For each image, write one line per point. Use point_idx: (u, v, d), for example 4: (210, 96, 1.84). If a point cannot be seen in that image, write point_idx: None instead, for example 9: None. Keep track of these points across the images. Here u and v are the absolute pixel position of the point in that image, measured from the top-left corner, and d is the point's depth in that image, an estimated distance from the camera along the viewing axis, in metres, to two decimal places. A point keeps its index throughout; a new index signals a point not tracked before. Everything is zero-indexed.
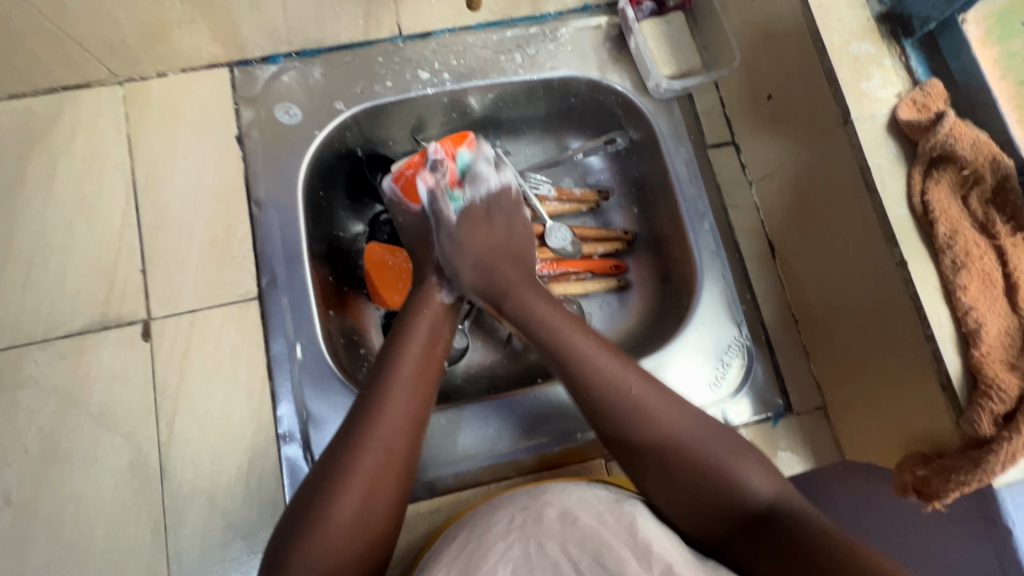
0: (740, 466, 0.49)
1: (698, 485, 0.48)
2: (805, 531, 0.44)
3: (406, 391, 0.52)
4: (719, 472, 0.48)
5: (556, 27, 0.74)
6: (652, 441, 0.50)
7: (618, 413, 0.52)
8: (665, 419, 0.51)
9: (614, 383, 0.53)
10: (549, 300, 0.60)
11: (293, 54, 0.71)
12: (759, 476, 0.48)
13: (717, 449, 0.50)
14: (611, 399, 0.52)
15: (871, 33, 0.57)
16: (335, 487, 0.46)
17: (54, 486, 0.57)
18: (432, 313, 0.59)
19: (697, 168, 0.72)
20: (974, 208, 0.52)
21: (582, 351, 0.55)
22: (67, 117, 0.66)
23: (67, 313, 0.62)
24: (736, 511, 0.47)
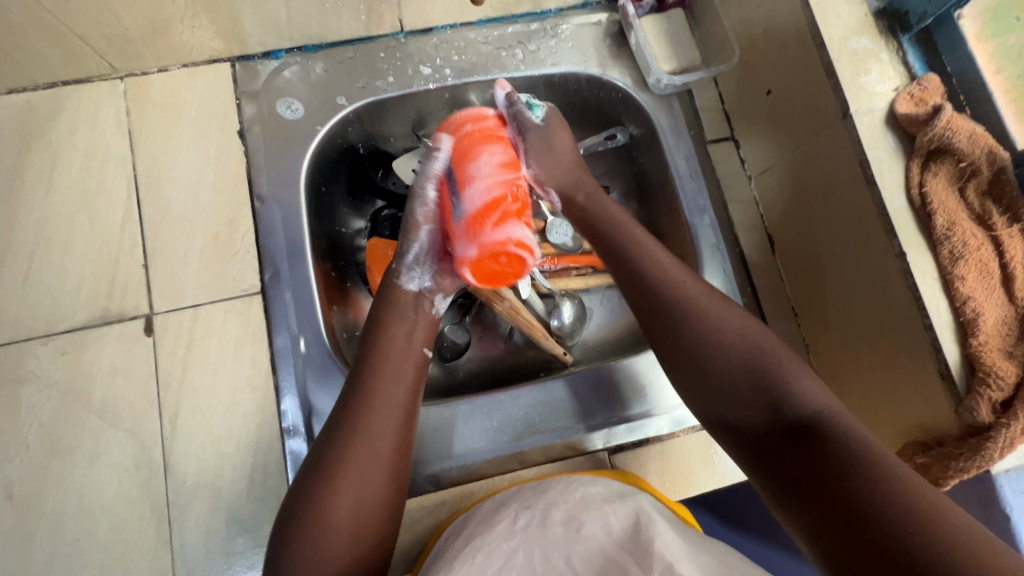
0: (791, 373, 0.47)
1: (742, 378, 0.49)
2: (850, 446, 0.41)
3: (394, 376, 0.53)
4: (772, 377, 0.48)
5: (557, 23, 0.74)
6: (701, 339, 0.52)
7: (671, 308, 0.54)
8: (717, 327, 0.52)
9: (673, 285, 0.55)
10: (625, 218, 0.62)
11: (294, 49, 0.71)
12: (810, 388, 0.46)
13: (772, 359, 0.49)
14: (668, 293, 0.55)
15: (869, 28, 0.58)
16: (325, 482, 0.46)
17: (57, 482, 0.57)
18: (405, 295, 0.59)
19: (697, 163, 0.73)
20: (971, 200, 0.53)
21: (648, 256, 0.58)
22: (67, 112, 0.66)
23: (69, 308, 0.61)
24: (777, 409, 0.46)
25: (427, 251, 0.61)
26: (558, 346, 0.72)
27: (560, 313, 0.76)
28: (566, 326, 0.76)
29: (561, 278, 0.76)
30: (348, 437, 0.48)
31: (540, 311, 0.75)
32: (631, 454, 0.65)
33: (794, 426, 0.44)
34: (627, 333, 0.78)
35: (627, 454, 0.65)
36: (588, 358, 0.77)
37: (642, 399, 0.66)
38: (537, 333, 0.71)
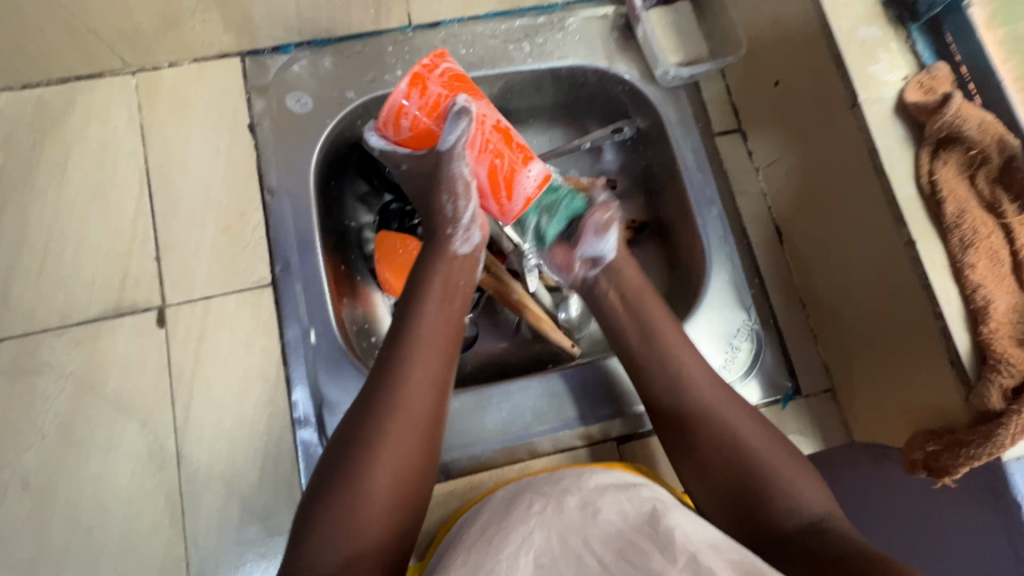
0: (794, 479, 0.50)
1: (749, 501, 0.50)
2: (849, 539, 0.45)
3: (428, 351, 0.53)
4: (777, 485, 0.49)
5: (564, 16, 0.75)
6: (719, 445, 0.52)
7: (689, 415, 0.55)
8: (743, 430, 0.53)
9: (688, 380, 0.56)
10: (659, 305, 0.62)
11: (303, 43, 0.71)
12: (814, 494, 0.49)
13: (776, 464, 0.51)
14: (681, 403, 0.56)
15: (878, 17, 0.58)
16: (363, 445, 0.48)
17: (72, 471, 0.58)
18: (455, 258, 0.60)
19: (704, 155, 0.73)
20: (981, 186, 0.52)
21: (665, 351, 0.58)
22: (80, 106, 0.67)
23: (83, 300, 0.62)
24: (782, 521, 0.48)
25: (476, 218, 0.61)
26: (565, 339, 0.73)
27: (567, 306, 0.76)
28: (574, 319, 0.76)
29: None
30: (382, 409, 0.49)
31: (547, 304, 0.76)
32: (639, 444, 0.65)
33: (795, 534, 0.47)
34: None
35: (636, 444, 0.65)
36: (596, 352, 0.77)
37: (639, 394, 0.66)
38: (545, 325, 0.72)
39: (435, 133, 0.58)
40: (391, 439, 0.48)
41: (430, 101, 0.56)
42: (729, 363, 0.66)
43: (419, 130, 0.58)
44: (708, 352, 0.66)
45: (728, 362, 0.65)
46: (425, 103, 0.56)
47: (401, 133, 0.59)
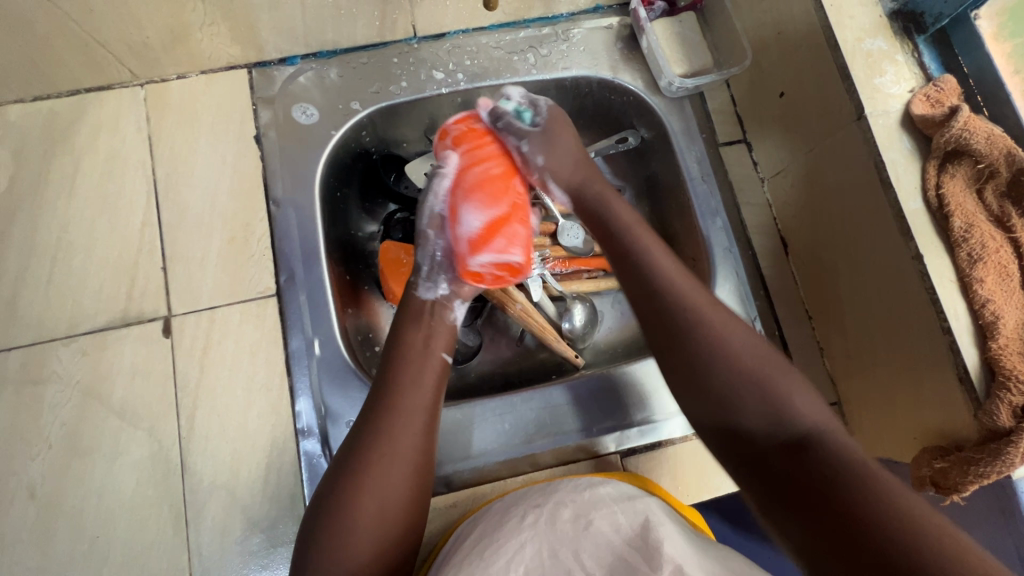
0: (790, 391, 0.46)
1: (736, 392, 0.47)
2: (842, 461, 0.40)
3: (417, 391, 0.53)
4: (766, 397, 0.46)
5: (568, 28, 0.75)
6: (703, 344, 0.49)
7: (668, 296, 0.52)
8: (721, 334, 0.49)
9: (670, 288, 0.53)
10: (635, 222, 0.59)
11: (309, 55, 0.72)
12: (807, 404, 0.45)
13: (767, 373, 0.47)
14: (666, 293, 0.53)
15: (884, 29, 0.57)
16: (350, 484, 0.47)
17: (77, 480, 0.58)
18: (421, 301, 0.60)
19: (709, 166, 0.72)
20: (990, 201, 0.52)
21: (648, 256, 0.56)
22: (89, 118, 0.67)
23: (90, 310, 0.63)
24: (772, 431, 0.44)
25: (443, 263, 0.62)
26: (569, 349, 0.73)
27: (571, 316, 0.76)
28: (577, 329, 0.76)
29: (571, 280, 0.78)
30: (362, 461, 0.48)
31: (551, 315, 0.75)
32: (643, 457, 0.65)
33: (789, 445, 0.43)
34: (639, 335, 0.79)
35: (640, 458, 0.65)
36: (600, 362, 0.77)
37: (647, 405, 0.66)
38: (549, 336, 0.72)
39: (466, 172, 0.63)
40: (375, 489, 0.47)
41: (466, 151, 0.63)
42: None
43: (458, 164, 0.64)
44: None
45: None
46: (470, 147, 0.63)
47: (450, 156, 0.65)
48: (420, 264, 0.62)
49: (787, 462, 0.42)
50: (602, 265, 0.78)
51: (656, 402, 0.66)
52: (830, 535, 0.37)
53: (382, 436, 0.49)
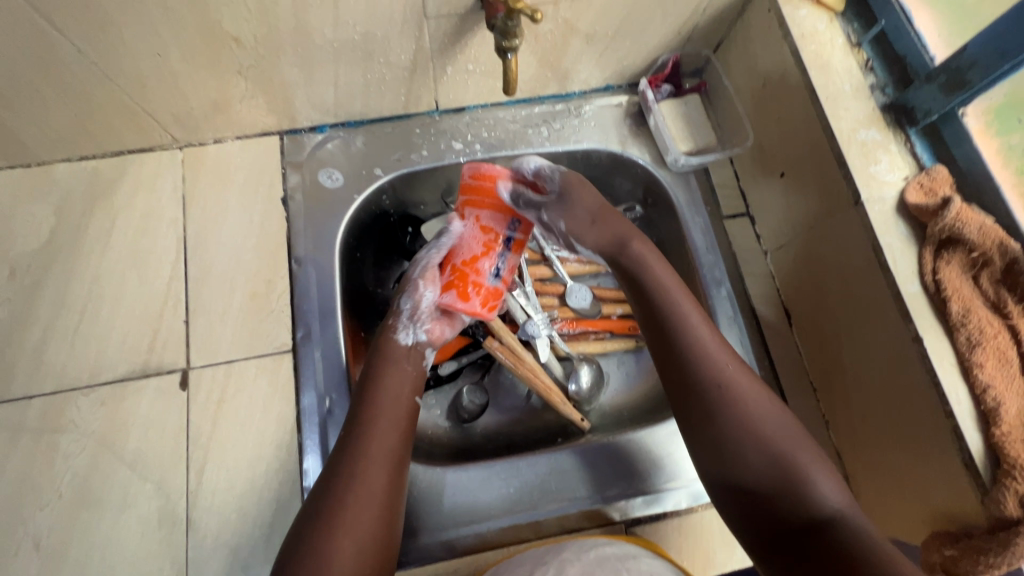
0: (815, 474, 0.50)
1: (766, 480, 0.51)
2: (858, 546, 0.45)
3: (388, 428, 0.55)
4: (793, 478, 0.50)
5: (581, 104, 0.80)
6: (732, 419, 0.53)
7: (700, 384, 0.55)
8: (751, 411, 0.53)
9: (706, 357, 0.56)
10: (672, 280, 0.61)
11: (338, 124, 0.77)
12: (831, 487, 0.49)
13: (795, 449, 0.51)
14: (706, 372, 0.55)
15: (876, 121, 0.61)
16: (326, 519, 0.48)
17: (84, 533, 0.59)
18: (399, 347, 0.62)
19: (714, 237, 0.75)
20: (985, 287, 0.54)
21: (695, 336, 0.57)
22: (130, 177, 0.72)
23: (112, 361, 0.65)
24: (794, 515, 0.49)
25: (422, 312, 0.63)
26: (575, 412, 0.73)
27: (577, 376, 0.77)
28: (584, 391, 0.77)
29: (578, 341, 0.80)
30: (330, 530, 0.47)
31: (558, 374, 0.77)
32: (649, 527, 0.65)
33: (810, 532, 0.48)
34: (643, 400, 0.79)
35: (646, 527, 0.65)
36: (606, 425, 0.77)
37: (657, 474, 0.66)
38: (555, 397, 0.73)
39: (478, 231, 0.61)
40: (348, 533, 0.47)
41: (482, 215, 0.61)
42: None
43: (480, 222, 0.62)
44: None
45: None
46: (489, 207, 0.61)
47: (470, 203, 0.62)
48: (402, 310, 0.64)
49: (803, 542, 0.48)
50: (609, 327, 0.81)
51: (661, 473, 0.66)
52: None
53: (348, 504, 0.49)
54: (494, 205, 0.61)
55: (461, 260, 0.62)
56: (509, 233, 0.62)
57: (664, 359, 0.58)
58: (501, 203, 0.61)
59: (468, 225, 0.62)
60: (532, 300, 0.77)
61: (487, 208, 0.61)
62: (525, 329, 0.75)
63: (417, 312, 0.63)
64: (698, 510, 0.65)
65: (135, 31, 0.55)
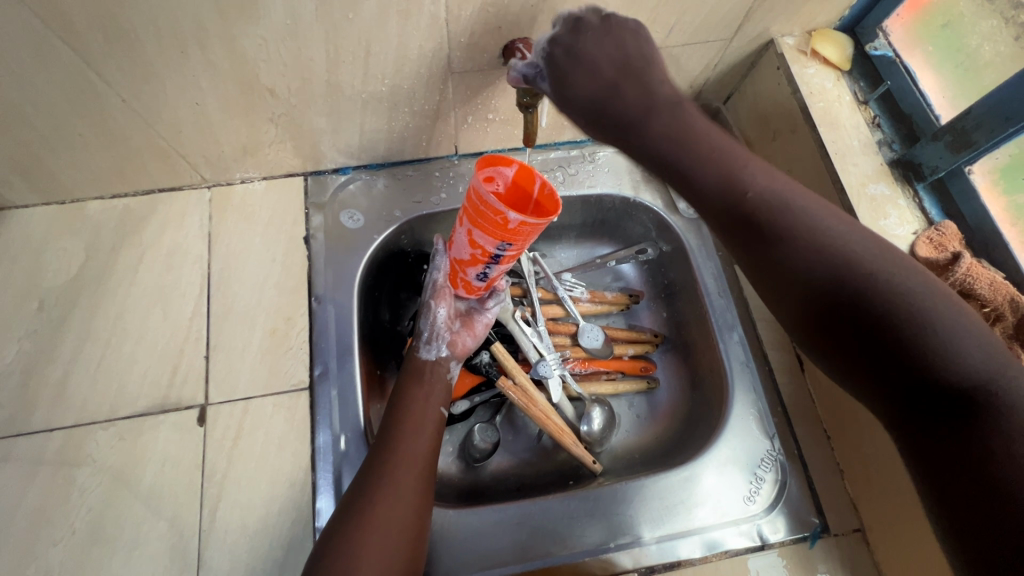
0: (947, 325, 0.39)
1: (869, 310, 0.41)
2: (1015, 417, 0.36)
3: (424, 416, 0.63)
4: (908, 317, 0.40)
5: (595, 151, 0.83)
6: (814, 260, 0.44)
7: (781, 229, 0.46)
8: (832, 242, 0.44)
9: (784, 209, 0.46)
10: (703, 130, 0.50)
11: (360, 166, 0.79)
12: (969, 347, 0.38)
13: (874, 263, 0.42)
14: (780, 220, 0.46)
15: (885, 176, 0.64)
16: (370, 493, 0.54)
17: (95, 571, 0.58)
18: (421, 360, 0.69)
19: (725, 282, 0.78)
20: (999, 342, 0.56)
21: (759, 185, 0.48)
22: (158, 215, 0.75)
23: (132, 396, 0.66)
24: (914, 381, 0.39)
25: (439, 324, 0.70)
26: (587, 454, 0.73)
27: (589, 419, 0.77)
28: (595, 433, 0.77)
29: (590, 381, 0.80)
30: (364, 525, 0.52)
31: (569, 416, 0.77)
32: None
33: (938, 403, 0.39)
34: (656, 446, 0.79)
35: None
36: (617, 468, 0.77)
37: (666, 520, 0.65)
38: (566, 439, 0.72)
39: (477, 247, 0.59)
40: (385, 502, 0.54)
41: (478, 242, 0.58)
42: (753, 495, 0.67)
43: (476, 242, 0.58)
44: (731, 480, 0.67)
45: (752, 495, 0.67)
46: (490, 232, 0.55)
47: (468, 207, 0.56)
48: (422, 330, 0.70)
49: (934, 420, 0.39)
50: (621, 368, 0.81)
51: (672, 520, 0.65)
52: (967, 489, 0.36)
53: (381, 502, 0.54)
54: (480, 224, 0.55)
55: (461, 263, 0.64)
56: (497, 251, 0.58)
57: (749, 223, 0.47)
58: (489, 223, 0.54)
59: (460, 234, 0.60)
60: (544, 339, 0.78)
61: (474, 226, 0.56)
62: (536, 368, 0.75)
63: (434, 326, 0.70)
64: (713, 560, 0.64)
65: (177, 83, 0.58)
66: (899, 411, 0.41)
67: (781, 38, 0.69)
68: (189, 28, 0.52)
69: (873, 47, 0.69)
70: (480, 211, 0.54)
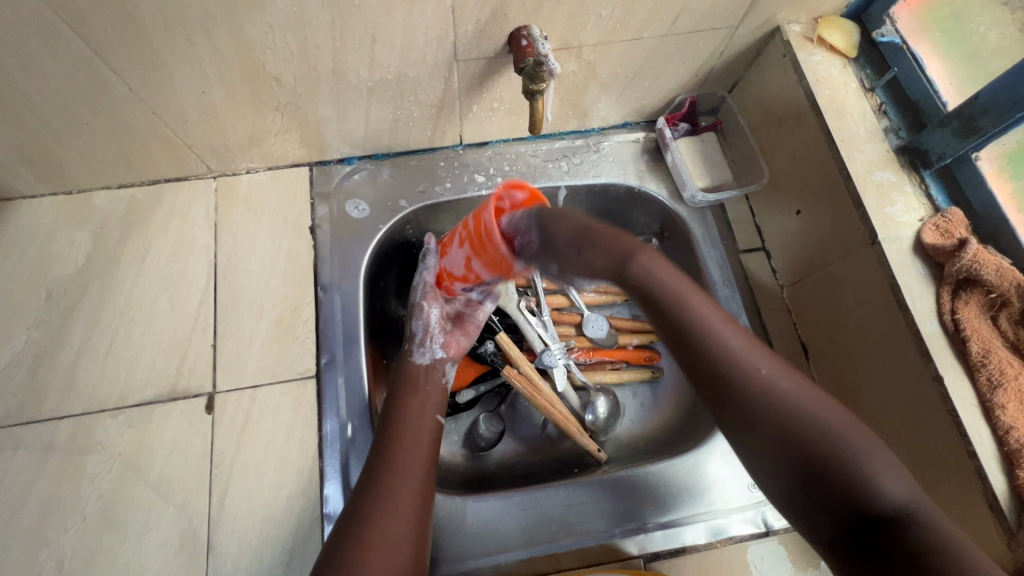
0: (875, 458, 0.40)
1: (799, 438, 0.42)
2: (943, 545, 0.35)
3: (423, 404, 0.64)
4: (843, 447, 0.40)
5: (600, 140, 0.82)
6: (769, 406, 0.44)
7: (733, 375, 0.46)
8: (779, 386, 0.45)
9: (745, 360, 0.46)
10: (678, 280, 0.50)
11: (365, 156, 0.80)
12: (893, 478, 0.39)
13: (824, 412, 0.43)
14: (732, 368, 0.46)
15: (891, 163, 0.64)
16: (384, 470, 0.56)
17: (106, 556, 0.59)
18: (415, 364, 0.68)
19: (730, 271, 0.76)
20: (1005, 327, 0.56)
21: (709, 324, 0.48)
22: (165, 205, 0.75)
23: (141, 384, 0.66)
24: (846, 512, 0.39)
25: (432, 326, 0.70)
26: (592, 442, 0.73)
27: (593, 408, 0.78)
28: (600, 422, 0.77)
29: (595, 370, 0.80)
30: (369, 519, 0.51)
31: (574, 405, 0.77)
32: (667, 563, 0.64)
33: (870, 532, 0.38)
34: (661, 434, 0.79)
35: (664, 563, 0.64)
36: (622, 456, 0.77)
37: (670, 507, 0.66)
38: (572, 428, 0.73)
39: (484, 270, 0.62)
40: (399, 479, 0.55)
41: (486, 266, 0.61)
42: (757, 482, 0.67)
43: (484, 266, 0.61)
44: (735, 468, 0.67)
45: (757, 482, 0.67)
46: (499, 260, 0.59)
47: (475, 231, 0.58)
48: (415, 333, 0.70)
49: (869, 546, 0.37)
50: (625, 357, 0.81)
51: (677, 506, 0.66)
52: None
53: (383, 497, 0.53)
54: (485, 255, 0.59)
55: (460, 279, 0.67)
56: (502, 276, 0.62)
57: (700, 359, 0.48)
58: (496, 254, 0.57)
59: (456, 259, 0.64)
60: (549, 329, 0.78)
61: (473, 256, 0.61)
62: (541, 358, 0.75)
63: (426, 330, 0.70)
64: (717, 546, 0.65)
65: (184, 71, 0.58)
66: (845, 549, 0.39)
67: (788, 25, 0.69)
68: (196, 16, 0.52)
69: (879, 34, 0.68)
70: (489, 239, 0.56)
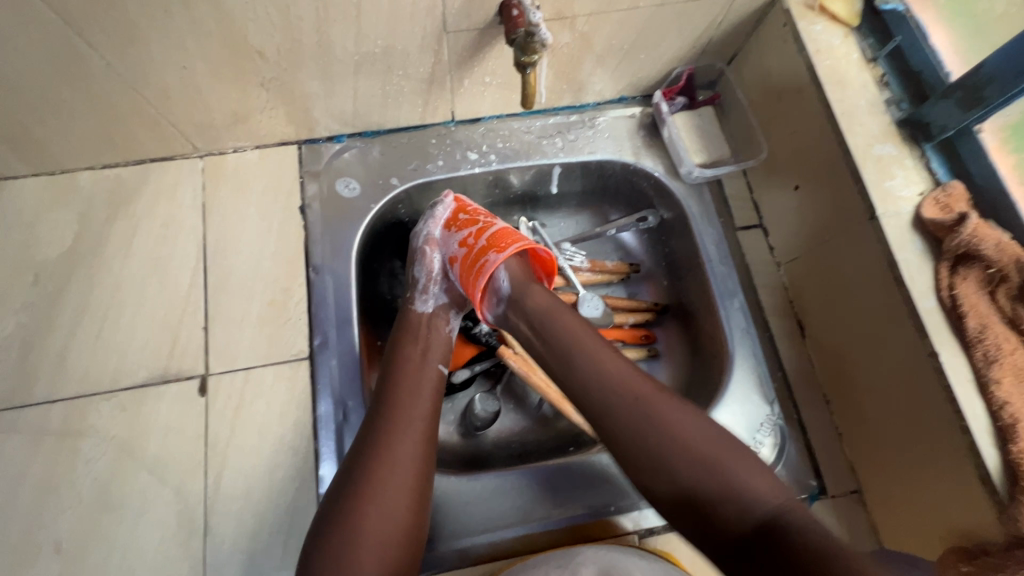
0: (748, 474, 0.50)
1: (692, 476, 0.50)
2: (808, 540, 0.44)
3: (421, 354, 0.64)
4: (723, 475, 0.50)
5: (595, 116, 0.80)
6: (670, 447, 0.52)
7: (640, 425, 0.53)
8: (680, 431, 0.52)
9: (641, 405, 0.54)
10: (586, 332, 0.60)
11: (355, 134, 0.78)
12: (765, 484, 0.49)
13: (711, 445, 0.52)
14: (639, 418, 0.54)
15: (892, 136, 0.62)
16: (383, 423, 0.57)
17: (103, 537, 0.59)
18: (416, 314, 0.69)
19: (726, 249, 0.76)
20: (1002, 303, 0.54)
21: (616, 378, 0.56)
22: (151, 184, 0.73)
23: (132, 366, 0.66)
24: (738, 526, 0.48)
25: (432, 277, 0.71)
26: (587, 422, 0.73)
27: None
28: None
29: None
30: (365, 495, 0.52)
31: None
32: (661, 539, 0.64)
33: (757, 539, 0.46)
34: None
35: (658, 538, 0.64)
36: None
37: None
38: (567, 407, 0.72)
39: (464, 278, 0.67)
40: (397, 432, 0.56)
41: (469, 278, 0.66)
42: None
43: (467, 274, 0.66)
44: None
45: None
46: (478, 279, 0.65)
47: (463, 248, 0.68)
48: (418, 279, 0.71)
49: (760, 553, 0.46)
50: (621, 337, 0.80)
51: None
52: None
53: (378, 475, 0.53)
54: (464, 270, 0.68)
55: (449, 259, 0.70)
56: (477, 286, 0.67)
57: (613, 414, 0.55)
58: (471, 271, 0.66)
59: (449, 250, 0.71)
60: None
61: (459, 261, 0.69)
62: None
63: (424, 281, 0.70)
64: None
65: (163, 45, 0.56)
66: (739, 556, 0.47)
67: None
68: None
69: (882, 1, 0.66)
70: (472, 266, 0.66)
